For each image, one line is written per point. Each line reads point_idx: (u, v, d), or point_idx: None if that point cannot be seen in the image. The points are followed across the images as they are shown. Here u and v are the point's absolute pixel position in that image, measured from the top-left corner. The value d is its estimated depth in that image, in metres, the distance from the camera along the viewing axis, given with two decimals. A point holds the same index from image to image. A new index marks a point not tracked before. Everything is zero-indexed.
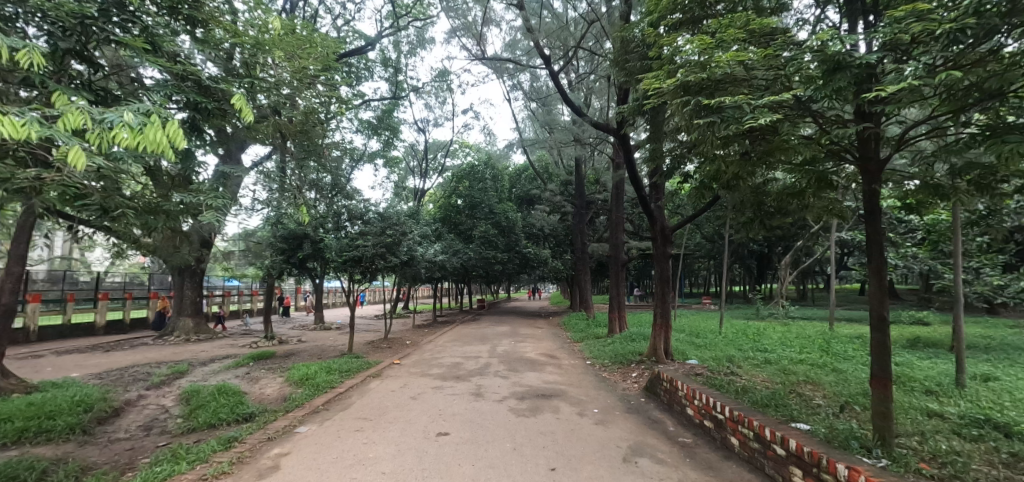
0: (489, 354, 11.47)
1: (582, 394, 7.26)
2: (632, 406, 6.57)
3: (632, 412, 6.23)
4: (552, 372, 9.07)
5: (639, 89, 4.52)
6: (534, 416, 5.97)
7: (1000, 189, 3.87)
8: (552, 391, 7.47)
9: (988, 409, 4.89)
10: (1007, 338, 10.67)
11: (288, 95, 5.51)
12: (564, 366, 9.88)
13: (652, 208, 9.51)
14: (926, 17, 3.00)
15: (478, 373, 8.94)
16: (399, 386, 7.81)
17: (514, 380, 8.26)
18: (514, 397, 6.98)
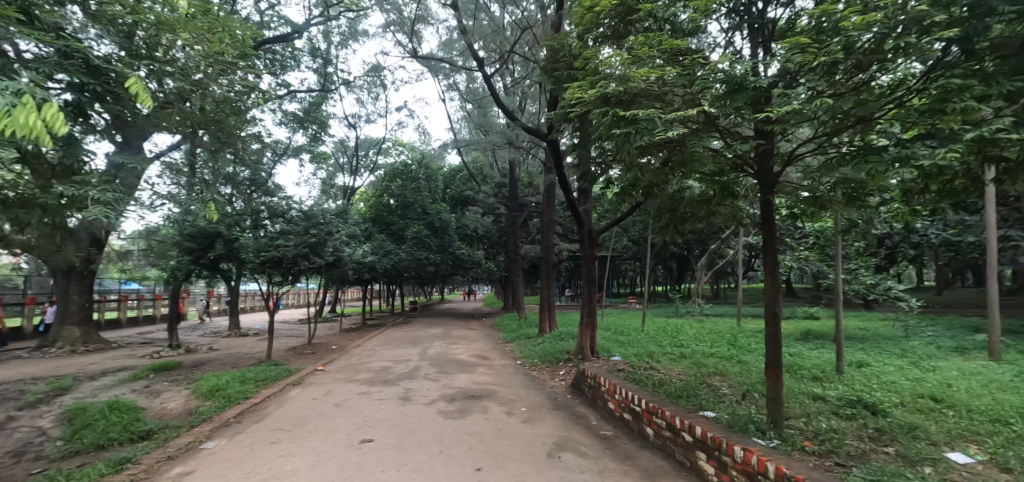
0: (419, 357, 11.29)
1: (511, 393, 7.36)
2: (558, 403, 6.76)
3: (558, 409, 6.42)
4: (481, 373, 9.09)
5: (564, 97, 4.72)
6: (462, 417, 5.98)
7: (867, 202, 4.44)
8: (482, 391, 7.51)
9: (859, 391, 5.59)
10: (880, 329, 12.21)
11: (198, 81, 5.12)
12: (494, 367, 9.94)
13: (579, 211, 9.85)
14: (808, 50, 3.39)
15: (407, 377, 8.77)
16: (322, 393, 7.48)
17: (444, 383, 8.21)
18: (443, 399, 6.93)
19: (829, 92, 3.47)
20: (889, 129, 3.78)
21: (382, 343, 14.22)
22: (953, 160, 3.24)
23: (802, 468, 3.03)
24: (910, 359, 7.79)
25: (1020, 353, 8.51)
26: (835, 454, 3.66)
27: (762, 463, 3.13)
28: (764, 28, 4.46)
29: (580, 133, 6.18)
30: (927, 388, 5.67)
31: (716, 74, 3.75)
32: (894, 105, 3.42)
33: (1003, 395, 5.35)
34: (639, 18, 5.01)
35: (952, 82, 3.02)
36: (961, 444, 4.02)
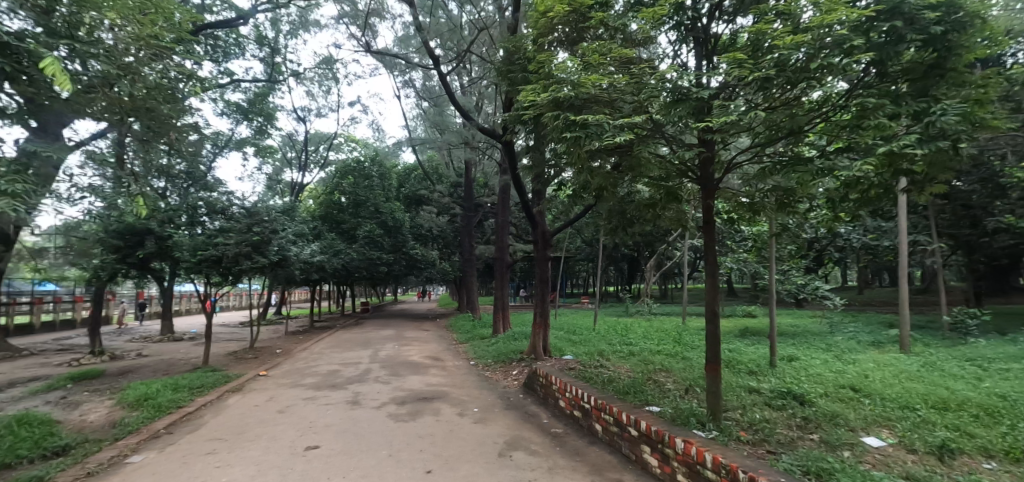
0: (369, 360, 11.04)
1: (463, 394, 7.35)
2: (511, 403, 6.82)
3: (510, 409, 6.47)
4: (434, 375, 9.02)
5: (517, 99, 4.78)
6: (412, 420, 5.91)
7: (797, 207, 4.78)
8: (434, 393, 7.45)
9: (790, 383, 6.00)
10: (810, 325, 13.09)
11: (129, 63, 4.78)
12: (447, 368, 9.89)
13: (533, 212, 9.98)
14: (745, 64, 3.61)
15: (357, 380, 8.56)
16: (264, 400, 7.18)
17: (395, 385, 8.08)
18: (393, 402, 6.82)
19: (763, 105, 3.72)
20: (817, 141, 4.09)
21: (331, 346, 13.80)
22: (870, 171, 3.56)
23: (736, 457, 3.23)
24: (834, 353, 8.43)
25: (928, 346, 9.38)
26: (766, 443, 3.92)
27: (701, 453, 3.31)
28: (708, 43, 4.72)
29: (534, 135, 6.28)
30: (849, 379, 6.15)
31: (662, 84, 3.91)
32: (820, 119, 3.71)
33: (913, 383, 5.88)
34: (592, 25, 5.14)
35: (869, 101, 3.32)
36: (876, 429, 4.40)
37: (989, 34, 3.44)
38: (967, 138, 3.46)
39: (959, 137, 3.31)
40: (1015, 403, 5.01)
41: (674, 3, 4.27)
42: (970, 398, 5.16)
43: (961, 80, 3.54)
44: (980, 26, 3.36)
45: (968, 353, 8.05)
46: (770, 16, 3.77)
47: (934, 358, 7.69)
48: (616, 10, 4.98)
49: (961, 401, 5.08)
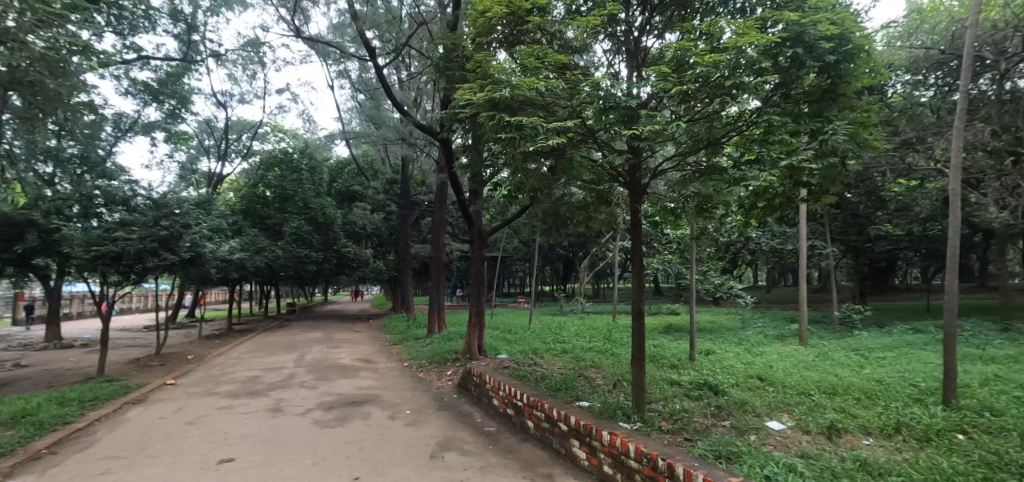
0: (294, 364, 10.55)
1: (395, 397, 7.24)
2: (444, 403, 6.82)
3: (444, 409, 6.47)
4: (364, 378, 8.79)
5: (454, 97, 4.81)
6: (340, 425, 5.75)
7: (715, 212, 5.18)
8: (364, 396, 7.28)
9: (706, 375, 6.49)
10: (725, 321, 14.14)
11: (9, 29, 4.24)
12: (379, 370, 9.68)
13: (470, 212, 10.02)
14: (668, 78, 3.89)
15: (280, 386, 8.16)
16: (171, 411, 6.65)
17: (322, 390, 7.80)
18: (319, 408, 6.58)
19: (686, 118, 4.02)
20: (731, 152, 4.48)
21: (251, 350, 13.01)
22: (775, 181, 3.96)
23: (656, 445, 3.47)
24: (745, 347, 9.19)
25: (822, 338, 10.47)
26: (683, 431, 4.24)
27: (624, 444, 3.53)
28: (638, 55, 5.03)
29: (472, 134, 6.33)
30: (755, 370, 6.74)
31: (595, 92, 4.10)
32: (735, 132, 4.07)
33: (808, 371, 6.57)
34: (529, 29, 5.26)
35: (775, 119, 3.69)
36: (778, 414, 4.88)
37: (873, 65, 3.95)
38: (853, 155, 3.96)
39: (846, 154, 3.78)
40: (889, 386, 5.75)
41: (608, 15, 4.50)
42: (853, 383, 5.85)
43: (850, 104, 4.03)
44: (865, 58, 3.85)
45: (854, 344, 9.10)
46: (692, 34, 4.06)
47: (827, 349, 8.62)
48: (555, 17, 5.18)
49: (847, 386, 5.75)
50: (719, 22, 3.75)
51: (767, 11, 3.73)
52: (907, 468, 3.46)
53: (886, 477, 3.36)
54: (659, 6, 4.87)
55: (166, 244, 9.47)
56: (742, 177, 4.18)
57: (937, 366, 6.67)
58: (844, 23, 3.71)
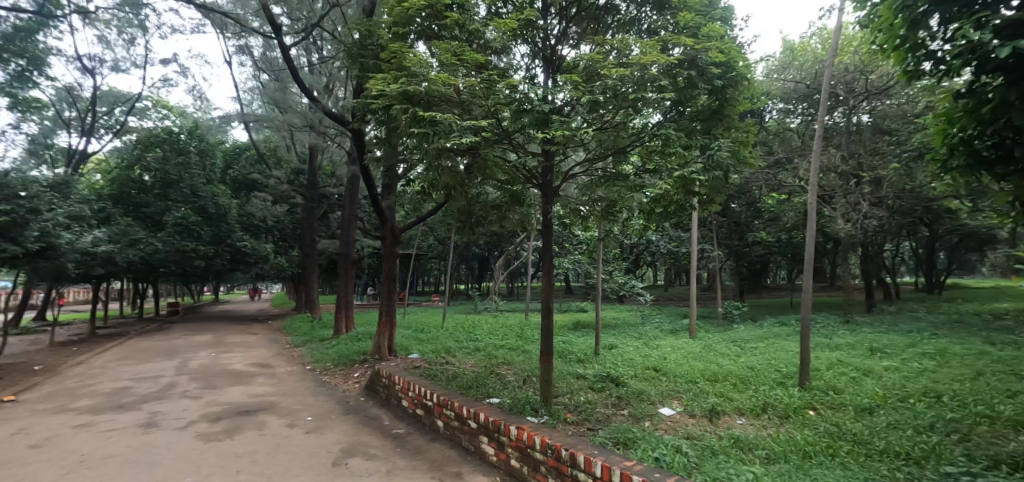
0: (175, 372, 9.56)
1: (295, 403, 6.88)
2: (350, 407, 6.61)
3: (349, 413, 6.27)
4: (260, 384, 8.23)
5: (366, 86, 4.70)
6: (229, 437, 5.35)
7: (619, 216, 5.57)
8: (258, 404, 6.82)
9: (608, 368, 6.96)
10: (627, 318, 15.11)
11: None
12: (277, 375, 9.10)
13: (382, 207, 9.77)
14: (582, 88, 4.13)
15: (155, 398, 7.36)
16: (10, 433, 5.72)
17: (209, 400, 7.17)
18: (204, 420, 6.06)
19: (595, 126, 4.30)
20: (634, 161, 4.89)
21: (121, 358, 11.55)
22: (670, 189, 4.40)
23: (560, 436, 3.70)
24: (643, 341, 9.95)
25: (708, 331, 11.61)
26: (586, 421, 4.56)
27: (531, 437, 3.71)
28: (554, 62, 5.26)
29: (384, 127, 6.19)
30: (651, 362, 7.32)
31: (510, 94, 4.24)
32: (639, 143, 4.45)
33: (695, 361, 7.28)
34: (447, 25, 5.28)
35: (671, 133, 4.10)
36: (669, 401, 5.40)
37: (752, 93, 4.52)
38: (734, 170, 4.52)
39: (729, 169, 4.32)
40: (759, 372, 6.58)
41: (526, 20, 4.66)
42: (731, 371, 6.61)
43: (733, 124, 4.58)
44: (745, 85, 4.41)
45: (734, 336, 10.23)
46: (603, 47, 4.34)
47: (712, 341, 9.61)
48: (475, 17, 5.24)
49: (726, 373, 6.46)
50: (627, 39, 4.05)
51: (668, 34, 4.10)
52: (769, 442, 4.03)
53: (753, 451, 3.88)
54: (575, 18, 5.14)
55: (7, 233, 8.13)
56: (643, 184, 4.56)
57: (796, 354, 7.72)
58: (730, 53, 4.22)
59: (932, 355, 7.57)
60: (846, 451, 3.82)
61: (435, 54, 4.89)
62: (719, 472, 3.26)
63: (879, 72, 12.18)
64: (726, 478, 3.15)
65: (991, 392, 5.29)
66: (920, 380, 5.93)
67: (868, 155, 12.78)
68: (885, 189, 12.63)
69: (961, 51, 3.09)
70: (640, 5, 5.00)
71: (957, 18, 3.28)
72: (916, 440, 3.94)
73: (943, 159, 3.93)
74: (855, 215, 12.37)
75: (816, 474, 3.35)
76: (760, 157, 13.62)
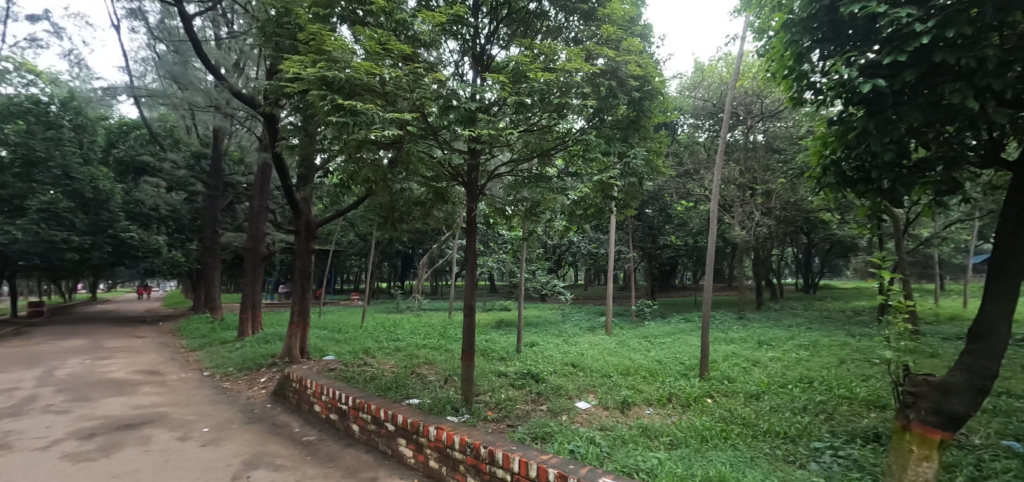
0: (38, 383, 8.35)
1: (188, 414, 6.32)
2: (254, 415, 6.22)
3: (252, 422, 5.89)
4: (145, 394, 7.44)
5: (282, 68, 4.43)
6: (105, 456, 4.80)
7: (541, 217, 5.79)
8: (143, 417, 6.19)
9: (529, 365, 7.17)
10: (548, 317, 15.54)
11: None
12: (168, 383, 8.29)
13: (297, 199, 9.27)
14: (511, 88, 4.21)
15: (9, 415, 6.39)
16: None
17: (79, 414, 6.37)
18: (73, 438, 5.38)
19: (522, 127, 4.43)
20: (557, 163, 5.12)
21: None
22: (590, 192, 4.71)
23: (479, 434, 3.77)
24: (563, 338, 10.33)
25: (622, 328, 12.27)
26: (506, 419, 4.71)
27: (450, 437, 3.75)
28: (482, 61, 5.37)
29: (300, 113, 5.88)
30: (570, 358, 7.64)
31: (434, 87, 4.21)
32: (563, 146, 4.67)
33: (609, 357, 7.72)
34: (374, 11, 5.14)
35: (591, 139, 4.36)
36: (585, 395, 5.69)
37: (664, 106, 4.92)
38: (647, 177, 4.91)
39: (642, 176, 4.68)
40: (665, 365, 7.14)
41: (455, 16, 4.68)
42: (641, 364, 7.10)
43: (647, 134, 4.94)
44: (659, 99, 4.78)
45: (645, 332, 10.95)
46: (531, 51, 4.45)
47: (626, 337, 10.23)
48: (404, 6, 5.16)
49: (637, 367, 6.90)
50: (554, 46, 4.21)
51: (592, 45, 4.34)
52: (672, 429, 4.40)
53: (659, 438, 4.22)
54: (506, 19, 5.25)
55: None
56: (564, 187, 4.79)
57: (698, 347, 8.44)
58: (648, 68, 4.57)
59: (807, 346, 8.65)
60: (737, 434, 4.28)
61: (359, 41, 4.76)
62: (628, 460, 3.52)
63: (773, 98, 13.64)
64: (633, 464, 3.41)
65: (850, 377, 6.16)
66: (797, 368, 6.76)
67: (761, 171, 14.23)
68: (773, 201, 14.15)
69: (837, 85, 3.58)
70: (567, 14, 5.22)
71: (833, 56, 3.78)
72: (793, 421, 4.51)
73: (819, 176, 4.55)
74: (749, 222, 13.74)
75: (711, 456, 3.73)
76: (671, 167, 14.68)
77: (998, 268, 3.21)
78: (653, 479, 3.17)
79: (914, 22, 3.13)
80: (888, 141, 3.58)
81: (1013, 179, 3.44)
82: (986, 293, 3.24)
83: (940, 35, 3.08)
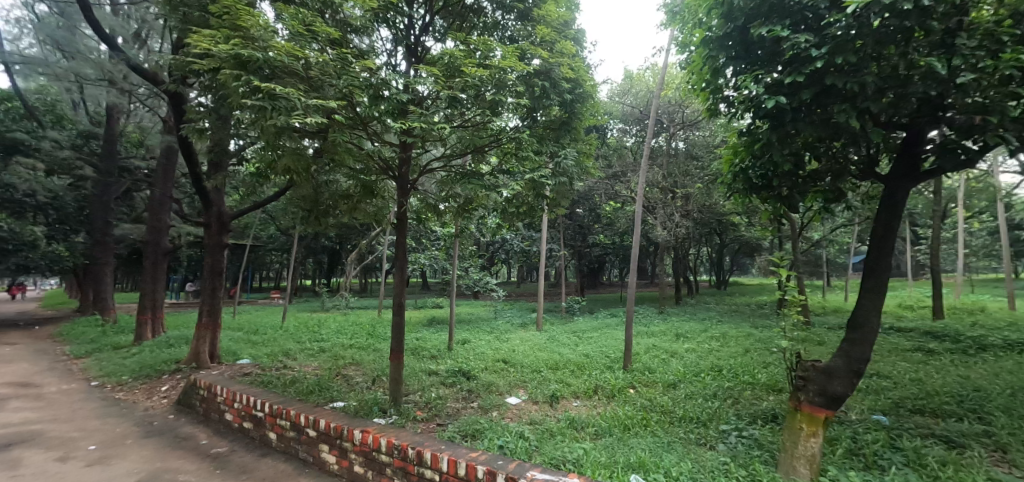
0: None
1: (71, 431, 5.65)
2: (154, 428, 5.69)
3: (151, 436, 5.40)
4: (15, 410, 6.54)
5: (191, 43, 4.07)
6: None
7: (473, 214, 5.82)
8: (13, 437, 5.44)
9: (460, 363, 7.17)
10: (481, 314, 15.63)
11: None
12: (47, 396, 7.35)
13: (208, 188, 8.56)
14: (445, 82, 4.19)
15: None
16: None
17: None
18: None
19: (458, 123, 4.42)
20: (490, 161, 5.18)
21: None
22: (521, 190, 4.83)
23: (407, 435, 3.74)
24: (495, 335, 10.44)
25: (552, 324, 12.61)
26: (436, 418, 4.70)
27: (376, 440, 3.69)
28: (416, 52, 5.29)
29: (212, 92, 5.41)
30: (501, 355, 7.75)
31: (363, 75, 4.08)
32: (497, 143, 4.75)
33: (539, 352, 7.92)
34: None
35: (525, 139, 4.50)
36: (516, 390, 5.81)
37: (593, 110, 5.15)
38: (576, 177, 5.13)
39: (571, 176, 4.88)
40: (592, 358, 7.45)
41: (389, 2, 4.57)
42: (570, 359, 7.36)
43: (578, 136, 5.14)
44: (589, 102, 4.99)
45: (574, 327, 11.34)
46: (466, 45, 4.44)
47: (556, 333, 10.55)
48: None
49: (566, 362, 7.15)
50: (489, 42, 4.23)
51: (527, 45, 4.45)
52: (598, 420, 4.62)
53: (585, 429, 4.42)
54: (442, 11, 5.22)
55: None
56: (497, 184, 4.88)
57: (622, 341, 8.89)
58: (579, 71, 4.78)
59: (718, 338, 9.42)
60: (656, 420, 4.59)
61: (282, 20, 4.49)
62: (555, 452, 3.66)
63: (692, 108, 14.64)
64: (560, 456, 3.55)
65: (753, 364, 6.80)
66: (708, 358, 7.34)
67: (681, 175, 15.22)
68: (691, 204, 15.18)
69: (747, 99, 3.93)
70: (504, 12, 5.30)
71: (743, 73, 4.15)
72: (705, 406, 4.91)
73: (729, 182, 4.97)
74: (670, 223, 14.63)
75: (632, 443, 3.98)
76: (601, 169, 15.27)
77: (872, 266, 3.72)
78: (578, 468, 3.33)
79: (809, 47, 3.52)
80: (786, 152, 3.99)
81: (884, 189, 3.99)
82: (862, 289, 3.73)
83: (830, 61, 3.47)
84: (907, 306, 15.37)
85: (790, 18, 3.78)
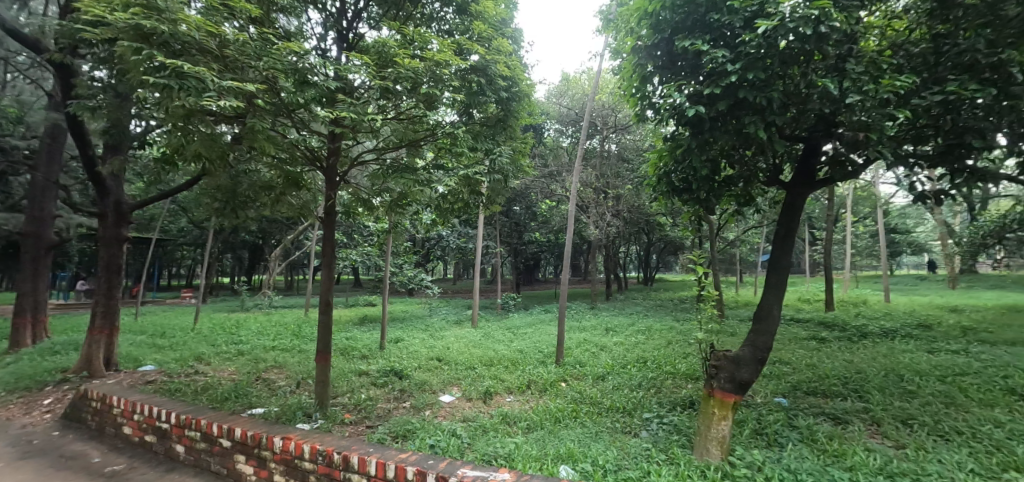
0: None
1: None
2: (35, 447, 5.06)
3: (31, 457, 4.80)
4: None
5: (84, 10, 3.64)
6: None
7: (406, 209, 5.71)
8: None
9: (391, 362, 7.01)
10: (414, 311, 15.36)
11: None
12: None
13: (103, 176, 7.72)
14: (378, 72, 4.07)
15: None
16: None
17: None
18: None
19: (392, 116, 4.32)
20: (425, 155, 5.11)
21: None
22: (455, 186, 4.82)
23: (333, 440, 3.61)
24: (429, 332, 10.30)
25: (487, 321, 12.64)
26: (366, 420, 4.60)
27: (299, 447, 3.53)
28: (348, 39, 5.10)
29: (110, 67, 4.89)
30: (434, 353, 7.67)
31: (287, 59, 3.86)
32: (432, 137, 4.70)
33: (474, 349, 7.92)
34: None
35: (461, 135, 4.49)
36: (449, 388, 5.78)
37: (528, 108, 5.22)
38: (511, 175, 5.19)
39: (506, 174, 4.92)
40: (526, 354, 7.56)
41: None
42: (504, 355, 7.42)
43: (513, 134, 5.19)
44: (524, 100, 5.07)
45: (509, 323, 11.45)
46: (401, 35, 4.34)
47: (491, 329, 10.60)
48: None
49: (500, 358, 7.21)
50: (424, 34, 4.15)
51: (463, 40, 4.45)
52: (529, 414, 4.71)
53: (516, 424, 4.49)
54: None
55: None
56: (431, 179, 4.84)
57: (554, 336, 9.09)
58: (515, 69, 4.83)
59: (644, 331, 9.90)
60: (585, 412, 4.75)
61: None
62: (487, 448, 3.70)
63: (624, 113, 15.23)
64: (491, 452, 3.59)
65: (674, 356, 7.23)
66: (634, 351, 7.68)
67: (612, 177, 15.79)
68: (621, 204, 15.81)
69: (670, 107, 4.16)
70: (440, 3, 5.22)
71: (668, 82, 4.39)
72: (630, 397, 5.15)
73: (654, 184, 5.24)
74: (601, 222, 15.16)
75: (562, 435, 4.09)
76: (537, 167, 15.49)
77: (774, 265, 4.09)
78: (510, 462, 3.39)
79: (725, 62, 3.80)
80: (704, 157, 4.27)
81: (789, 195, 4.38)
82: (766, 285, 4.09)
83: (743, 76, 3.77)
84: (805, 300, 17.00)
85: (710, 34, 4.05)
